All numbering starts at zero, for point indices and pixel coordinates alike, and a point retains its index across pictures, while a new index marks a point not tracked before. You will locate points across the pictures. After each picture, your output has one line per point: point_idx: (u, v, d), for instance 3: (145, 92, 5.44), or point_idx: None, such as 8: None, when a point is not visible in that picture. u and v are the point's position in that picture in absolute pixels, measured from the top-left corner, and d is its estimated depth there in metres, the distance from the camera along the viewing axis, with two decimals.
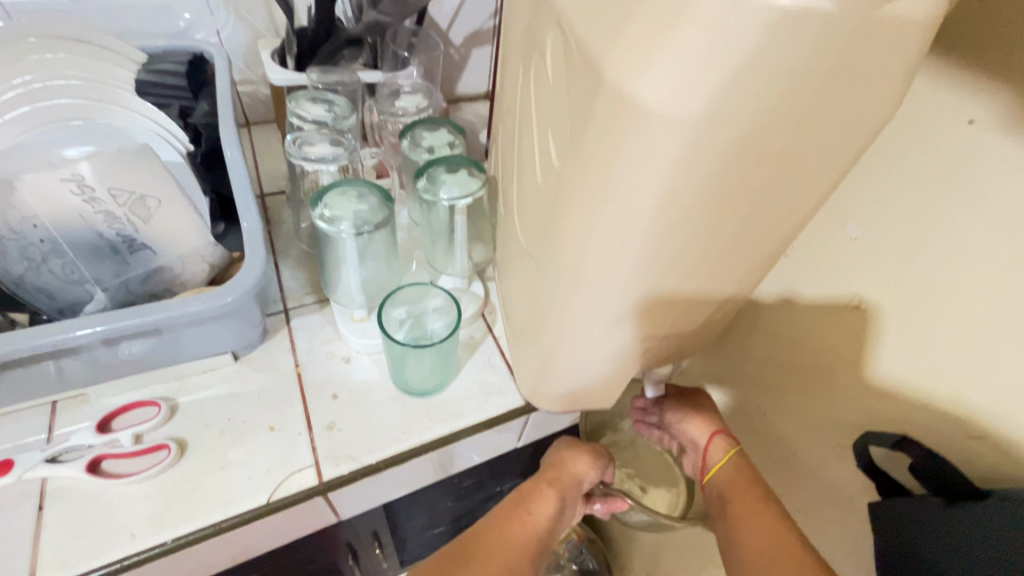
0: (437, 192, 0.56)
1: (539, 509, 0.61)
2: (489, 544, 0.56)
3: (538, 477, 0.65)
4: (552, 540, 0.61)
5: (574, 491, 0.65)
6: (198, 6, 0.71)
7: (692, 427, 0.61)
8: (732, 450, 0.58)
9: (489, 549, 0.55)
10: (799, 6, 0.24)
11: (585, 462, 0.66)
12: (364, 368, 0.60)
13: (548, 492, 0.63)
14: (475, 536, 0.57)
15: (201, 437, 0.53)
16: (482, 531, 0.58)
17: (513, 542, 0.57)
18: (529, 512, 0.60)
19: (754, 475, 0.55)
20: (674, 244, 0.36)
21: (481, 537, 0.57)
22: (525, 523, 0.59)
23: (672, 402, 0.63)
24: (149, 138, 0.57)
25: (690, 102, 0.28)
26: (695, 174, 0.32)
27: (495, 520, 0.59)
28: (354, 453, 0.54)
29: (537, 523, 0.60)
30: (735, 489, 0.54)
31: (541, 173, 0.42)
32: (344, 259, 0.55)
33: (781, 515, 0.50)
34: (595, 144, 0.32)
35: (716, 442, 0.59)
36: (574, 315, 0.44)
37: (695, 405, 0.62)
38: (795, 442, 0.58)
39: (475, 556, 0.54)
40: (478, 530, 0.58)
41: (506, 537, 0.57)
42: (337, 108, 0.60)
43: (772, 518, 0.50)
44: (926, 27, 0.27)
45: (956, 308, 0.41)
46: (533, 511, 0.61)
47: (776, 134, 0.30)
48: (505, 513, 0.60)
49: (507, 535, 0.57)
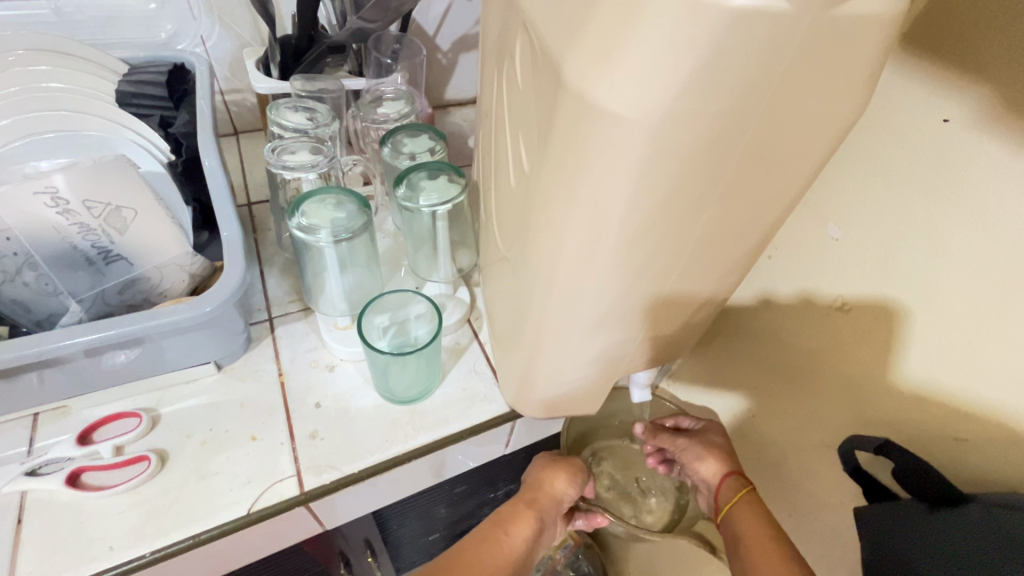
0: (416, 199, 0.55)
1: (514, 531, 0.61)
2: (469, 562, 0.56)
3: (516, 497, 0.64)
4: (531, 559, 0.61)
5: (553, 509, 0.65)
6: (181, 17, 0.71)
7: (705, 468, 0.60)
8: (743, 490, 0.57)
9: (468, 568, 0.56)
10: (753, 5, 0.24)
11: (562, 481, 0.65)
12: (348, 377, 0.59)
13: (524, 513, 0.63)
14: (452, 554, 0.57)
15: (182, 448, 0.53)
16: (460, 551, 0.58)
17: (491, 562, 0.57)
18: (505, 533, 0.61)
19: (762, 513, 0.54)
20: (644, 249, 0.36)
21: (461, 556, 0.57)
22: (502, 546, 0.59)
23: (687, 440, 0.62)
24: (129, 149, 0.56)
25: (648, 105, 0.27)
26: (659, 177, 0.31)
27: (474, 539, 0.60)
28: (336, 462, 0.53)
29: (513, 546, 0.60)
30: (749, 529, 0.53)
31: (514, 177, 0.41)
32: (326, 267, 0.55)
33: (788, 550, 0.50)
34: (559, 151, 0.32)
35: (727, 485, 0.58)
36: (551, 319, 0.44)
37: (706, 444, 0.61)
38: (782, 447, 0.57)
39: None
40: (456, 549, 0.58)
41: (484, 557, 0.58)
42: (318, 116, 0.60)
43: (776, 553, 0.50)
44: (889, 23, 0.27)
45: (939, 309, 0.40)
46: (508, 533, 0.61)
47: (741, 136, 0.30)
48: (484, 531, 0.60)
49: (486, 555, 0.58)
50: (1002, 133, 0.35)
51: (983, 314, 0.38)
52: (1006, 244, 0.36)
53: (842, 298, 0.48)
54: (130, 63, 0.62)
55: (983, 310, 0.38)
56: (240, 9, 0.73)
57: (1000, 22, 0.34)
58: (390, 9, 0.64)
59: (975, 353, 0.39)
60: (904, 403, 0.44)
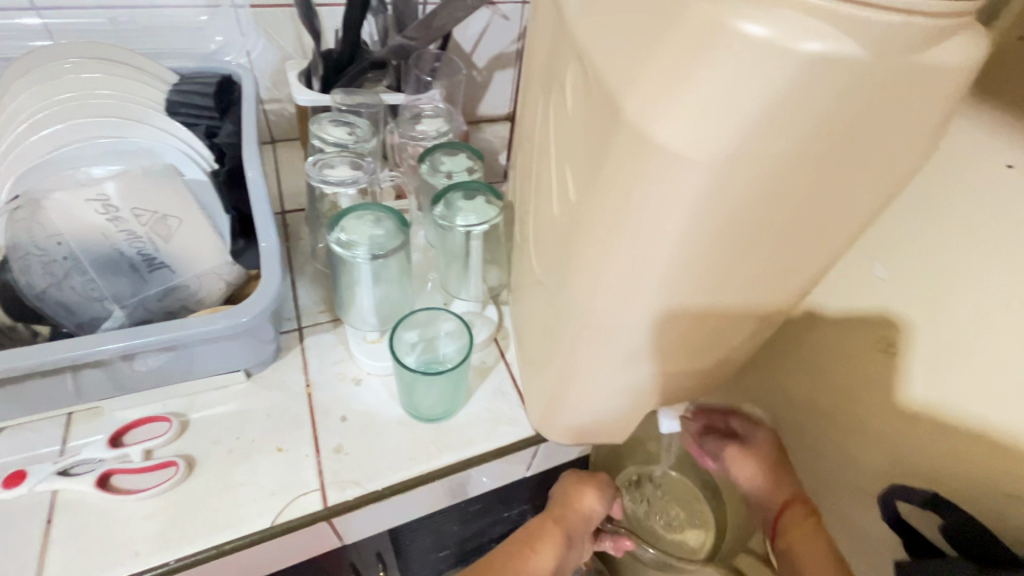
0: (453, 218, 0.54)
1: (540, 550, 0.60)
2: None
3: (544, 514, 0.63)
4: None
5: (582, 527, 0.63)
6: (230, 29, 0.73)
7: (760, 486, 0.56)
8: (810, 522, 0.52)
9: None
10: (827, 51, 0.23)
11: (591, 500, 0.64)
12: (374, 391, 0.59)
13: (553, 530, 0.61)
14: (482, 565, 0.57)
15: (208, 455, 0.53)
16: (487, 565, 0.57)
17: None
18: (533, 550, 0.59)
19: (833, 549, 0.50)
20: (690, 286, 0.35)
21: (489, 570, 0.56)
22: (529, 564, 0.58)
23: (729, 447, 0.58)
24: (176, 157, 0.58)
25: (709, 146, 0.27)
26: (712, 218, 0.31)
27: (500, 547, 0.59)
28: (359, 478, 0.53)
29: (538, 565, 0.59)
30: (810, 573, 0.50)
31: (557, 204, 0.41)
32: (359, 281, 0.55)
33: None
34: (611, 182, 0.32)
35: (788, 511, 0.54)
36: (587, 348, 0.43)
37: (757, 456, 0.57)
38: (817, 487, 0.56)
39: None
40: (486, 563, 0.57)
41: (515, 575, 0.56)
42: (358, 131, 0.61)
43: None
44: (965, 72, 0.26)
45: (994, 359, 0.39)
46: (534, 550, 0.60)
47: (802, 180, 0.29)
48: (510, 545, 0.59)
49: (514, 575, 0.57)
50: None
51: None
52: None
53: (886, 339, 0.46)
54: (179, 73, 0.64)
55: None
56: (286, 22, 0.74)
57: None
58: (433, 28, 0.65)
59: None
60: (950, 451, 0.43)
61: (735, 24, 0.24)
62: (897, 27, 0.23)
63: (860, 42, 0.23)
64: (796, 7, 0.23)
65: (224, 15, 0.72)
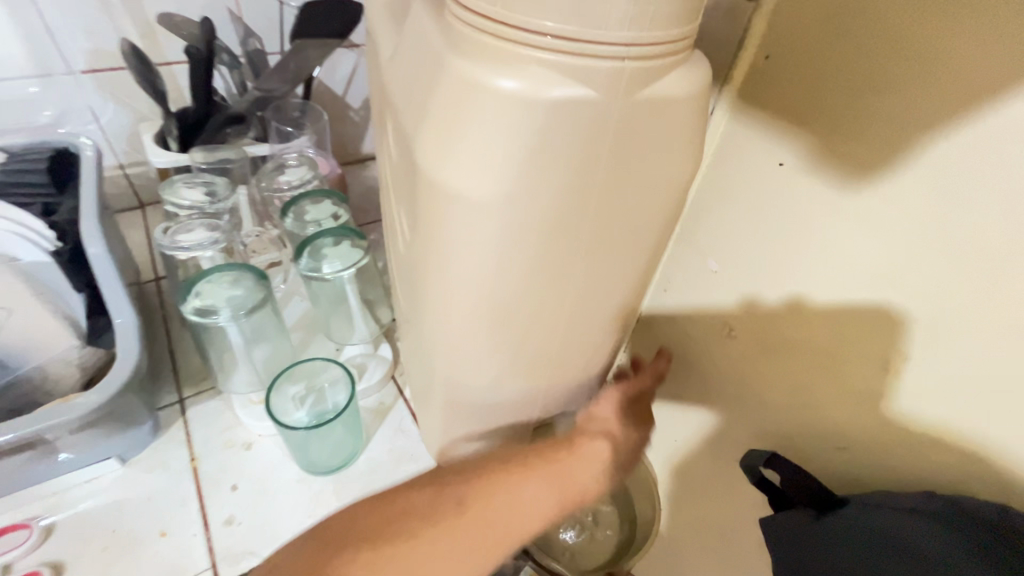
0: (319, 267, 0.55)
1: (516, 490, 0.42)
2: (405, 540, 0.40)
3: (558, 441, 0.46)
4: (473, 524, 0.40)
5: (628, 461, 0.48)
6: (68, 98, 0.72)
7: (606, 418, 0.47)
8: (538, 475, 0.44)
9: (407, 555, 0.39)
10: (567, 96, 0.26)
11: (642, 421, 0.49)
12: (268, 453, 0.57)
13: (571, 465, 0.44)
14: (354, 530, 0.41)
15: (80, 556, 0.49)
16: (401, 515, 0.42)
17: (462, 542, 0.40)
18: (518, 487, 0.42)
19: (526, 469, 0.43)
20: (526, 313, 0.37)
21: (391, 523, 0.41)
22: (509, 519, 0.41)
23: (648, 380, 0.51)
24: (9, 242, 0.53)
25: (494, 187, 0.29)
26: (519, 251, 0.33)
27: (433, 480, 0.44)
28: (255, 547, 0.51)
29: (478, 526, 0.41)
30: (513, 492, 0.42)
31: (403, 244, 0.42)
32: (233, 344, 0.54)
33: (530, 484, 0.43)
34: (429, 227, 0.33)
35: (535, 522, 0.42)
36: (456, 378, 0.44)
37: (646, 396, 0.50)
38: (691, 484, 0.56)
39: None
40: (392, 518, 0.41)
41: (451, 534, 0.40)
42: (216, 190, 0.60)
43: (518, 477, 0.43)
44: (697, 97, 0.30)
45: (811, 343, 0.41)
46: (512, 485, 0.42)
47: (588, 207, 0.31)
48: (454, 476, 0.44)
49: (446, 529, 0.40)
50: (830, 174, 0.36)
51: (835, 350, 0.39)
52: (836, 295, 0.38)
53: (729, 323, 0.48)
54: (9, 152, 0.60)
55: (837, 342, 0.39)
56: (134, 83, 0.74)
57: (797, 79, 0.37)
58: (289, 69, 0.66)
59: (831, 377, 0.40)
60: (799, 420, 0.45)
61: (490, 81, 0.27)
62: (618, 71, 0.26)
63: (592, 85, 0.26)
64: (535, 61, 0.26)
65: (59, 83, 0.70)
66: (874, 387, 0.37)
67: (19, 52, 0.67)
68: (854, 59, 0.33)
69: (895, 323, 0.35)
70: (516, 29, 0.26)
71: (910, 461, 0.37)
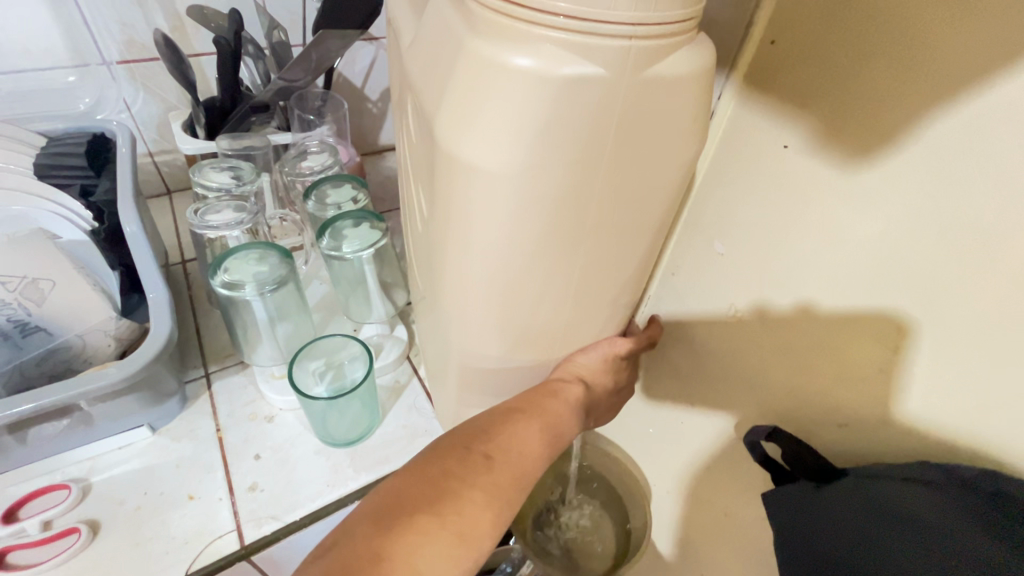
0: (340, 247, 0.57)
1: (521, 435, 0.44)
2: (453, 500, 0.39)
3: (532, 388, 0.48)
4: (469, 472, 0.41)
5: (594, 404, 0.51)
6: (102, 87, 0.75)
7: (590, 364, 0.49)
8: (530, 421, 0.45)
9: (457, 514, 0.39)
10: (577, 73, 0.28)
11: (614, 371, 0.52)
12: (289, 425, 0.60)
13: (559, 408, 0.46)
14: (400, 499, 0.39)
15: (114, 515, 0.52)
16: (440, 478, 0.40)
17: (496, 491, 0.41)
18: (515, 431, 0.44)
19: (515, 422, 0.45)
20: (536, 287, 0.39)
21: (434, 488, 0.40)
22: (525, 463, 0.43)
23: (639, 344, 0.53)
24: (49, 219, 0.57)
25: (506, 161, 0.31)
26: (530, 225, 0.34)
27: (452, 441, 0.43)
28: (276, 512, 0.54)
29: (482, 476, 0.41)
30: (509, 439, 0.43)
31: (420, 222, 0.44)
32: (257, 319, 0.57)
33: (524, 437, 0.44)
34: (445, 200, 0.35)
35: (530, 461, 0.44)
36: (469, 350, 0.46)
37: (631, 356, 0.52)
38: (694, 465, 0.58)
39: (411, 548, 0.37)
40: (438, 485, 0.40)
41: (486, 486, 0.41)
42: (243, 174, 0.63)
43: (514, 430, 0.44)
44: (701, 77, 0.32)
45: (810, 322, 0.42)
46: (517, 431, 0.44)
47: (597, 182, 0.33)
48: (466, 433, 0.44)
49: (482, 483, 0.41)
50: (829, 156, 0.38)
51: (836, 328, 0.40)
52: (838, 272, 0.39)
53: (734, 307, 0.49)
54: (49, 137, 0.64)
55: (838, 320, 0.40)
56: (163, 74, 0.77)
57: (802, 64, 0.38)
58: (312, 60, 0.68)
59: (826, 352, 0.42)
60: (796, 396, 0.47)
61: (506, 59, 0.28)
62: (624, 50, 0.28)
63: (601, 63, 0.28)
64: (547, 41, 0.28)
65: (94, 73, 0.74)
66: (874, 363, 0.39)
67: (57, 43, 0.70)
68: (850, 42, 0.35)
69: (894, 299, 0.36)
70: (529, 10, 0.28)
71: (908, 436, 0.38)
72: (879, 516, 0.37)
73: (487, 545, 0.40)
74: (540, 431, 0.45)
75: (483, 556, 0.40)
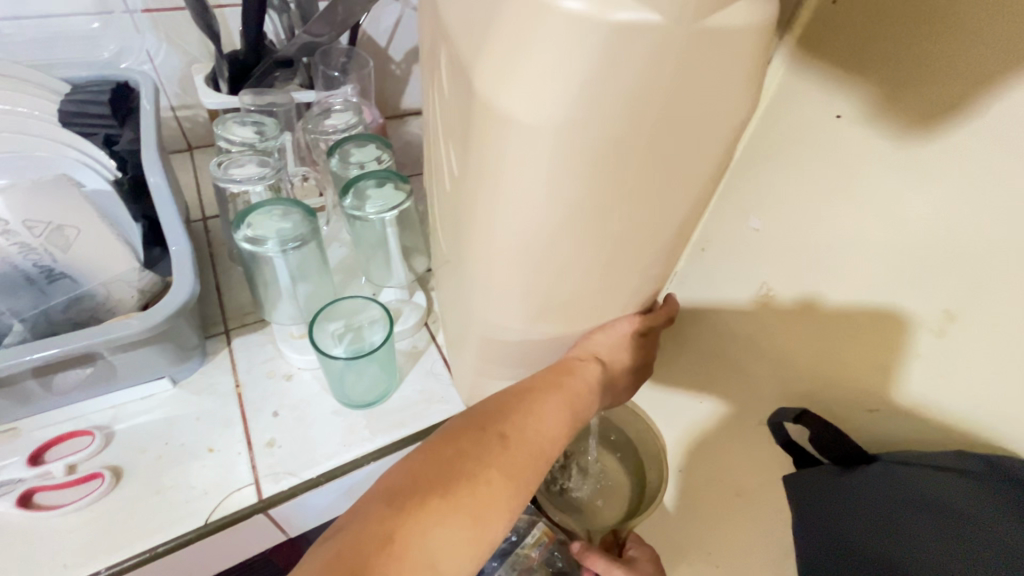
0: (364, 207, 0.56)
1: (537, 416, 0.43)
2: (466, 482, 0.39)
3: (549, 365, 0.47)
4: (485, 454, 0.41)
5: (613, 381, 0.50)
6: (124, 36, 0.74)
7: (607, 342, 0.47)
8: (548, 401, 0.44)
9: (471, 495, 0.39)
10: (630, 20, 0.26)
11: (634, 349, 0.51)
12: (306, 385, 0.60)
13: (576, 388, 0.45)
14: (412, 481, 0.39)
15: (136, 463, 0.53)
16: (454, 459, 0.40)
17: (512, 473, 0.41)
18: (533, 412, 0.43)
19: (533, 403, 0.44)
20: (568, 252, 0.38)
21: (448, 470, 0.40)
22: (542, 444, 0.43)
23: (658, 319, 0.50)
24: (72, 167, 0.56)
25: (548, 114, 0.29)
26: (567, 185, 0.33)
27: (467, 422, 0.43)
28: (294, 468, 0.54)
29: (497, 458, 0.41)
30: (526, 420, 0.43)
31: (448, 182, 0.43)
32: (278, 276, 0.56)
33: (541, 418, 0.43)
34: (480, 157, 0.34)
35: (548, 442, 0.43)
36: (493, 317, 0.45)
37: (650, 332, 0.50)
38: (713, 446, 0.57)
39: (422, 529, 0.37)
40: (451, 467, 0.40)
41: (502, 466, 0.41)
42: (266, 129, 0.61)
43: (531, 411, 0.43)
44: (762, 31, 0.29)
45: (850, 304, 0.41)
46: (533, 412, 0.43)
47: (641, 141, 0.31)
48: (481, 414, 0.43)
49: (498, 464, 0.40)
50: (888, 125, 0.35)
51: (878, 311, 0.39)
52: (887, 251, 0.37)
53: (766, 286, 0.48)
54: (73, 84, 0.63)
55: (880, 304, 0.38)
56: (186, 25, 0.76)
57: (865, 25, 0.35)
58: (337, 18, 0.66)
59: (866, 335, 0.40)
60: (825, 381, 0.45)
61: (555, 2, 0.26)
62: None
63: (658, 9, 0.26)
64: None
65: (117, 20, 0.72)
66: (913, 346, 0.38)
67: None
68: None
69: (943, 282, 0.35)
70: None
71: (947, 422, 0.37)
72: (908, 503, 0.37)
73: (501, 526, 0.40)
74: (557, 412, 0.44)
75: (498, 536, 0.40)
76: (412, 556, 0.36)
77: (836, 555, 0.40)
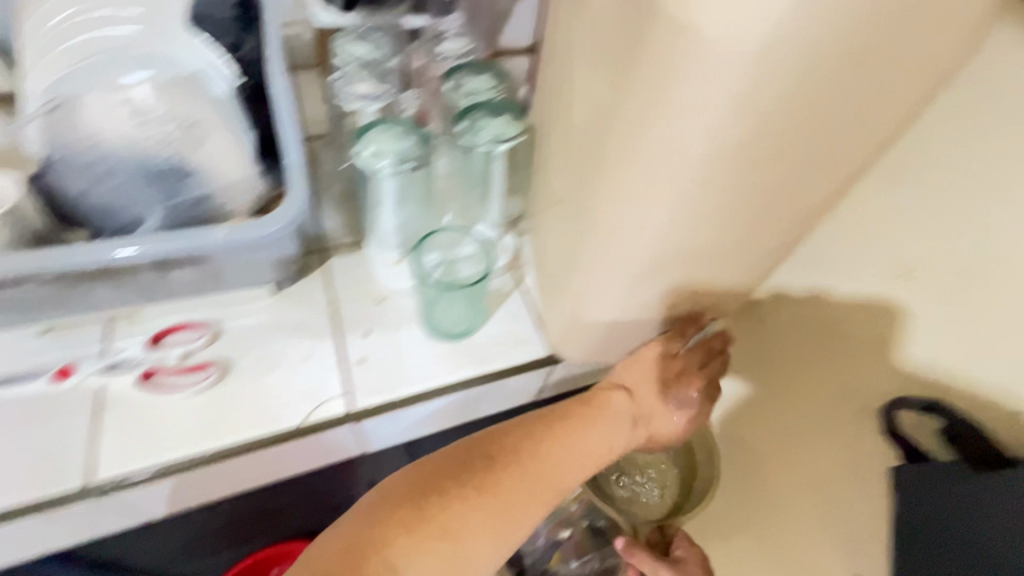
0: (478, 135, 0.55)
1: (557, 441, 0.50)
2: (491, 491, 0.45)
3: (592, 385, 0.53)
4: (512, 469, 0.46)
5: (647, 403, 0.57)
6: None
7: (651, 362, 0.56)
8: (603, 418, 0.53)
9: (495, 503, 0.44)
10: None
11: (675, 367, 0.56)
12: (397, 309, 0.61)
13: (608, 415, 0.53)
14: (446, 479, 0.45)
15: (242, 359, 0.56)
16: (483, 467, 0.46)
17: (533, 486, 0.47)
18: (553, 438, 0.50)
19: (555, 430, 0.50)
20: (711, 190, 0.37)
21: (478, 476, 0.45)
22: (561, 464, 0.49)
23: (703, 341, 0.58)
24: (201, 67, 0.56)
25: (744, 34, 0.28)
26: (736, 115, 0.32)
27: (490, 435, 0.48)
28: (382, 387, 0.57)
29: (523, 473, 0.46)
30: (551, 443, 0.49)
31: (583, 114, 0.41)
32: (385, 198, 0.57)
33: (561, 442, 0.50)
34: (642, 81, 0.32)
35: (574, 461, 0.50)
36: (610, 261, 0.44)
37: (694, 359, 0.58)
38: (809, 418, 0.64)
39: (452, 529, 0.42)
40: (479, 473, 0.45)
41: (525, 480, 0.46)
42: (383, 46, 0.60)
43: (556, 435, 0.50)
44: None
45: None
46: (553, 437, 0.50)
47: (824, 73, 0.31)
48: (505, 431, 0.49)
49: (521, 478, 0.46)
50: None
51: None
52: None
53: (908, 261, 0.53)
54: None
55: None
56: None
57: None
58: None
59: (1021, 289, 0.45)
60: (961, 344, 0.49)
61: None
62: None
63: None
64: None
65: None
66: None
67: None
68: None
69: None
70: None
71: None
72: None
73: (518, 537, 0.46)
74: (578, 439, 0.51)
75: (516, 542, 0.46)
76: (446, 548, 0.42)
77: (964, 548, 0.48)
